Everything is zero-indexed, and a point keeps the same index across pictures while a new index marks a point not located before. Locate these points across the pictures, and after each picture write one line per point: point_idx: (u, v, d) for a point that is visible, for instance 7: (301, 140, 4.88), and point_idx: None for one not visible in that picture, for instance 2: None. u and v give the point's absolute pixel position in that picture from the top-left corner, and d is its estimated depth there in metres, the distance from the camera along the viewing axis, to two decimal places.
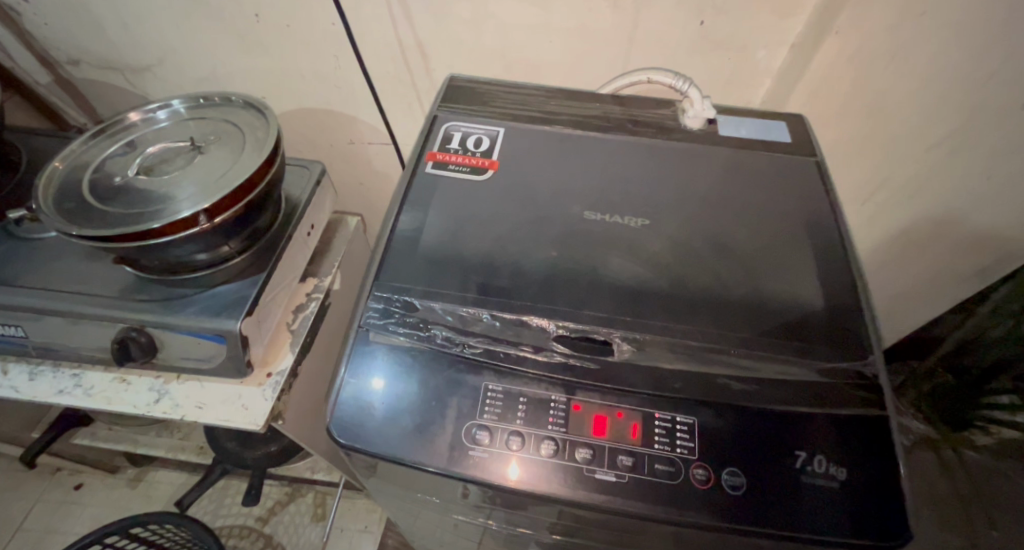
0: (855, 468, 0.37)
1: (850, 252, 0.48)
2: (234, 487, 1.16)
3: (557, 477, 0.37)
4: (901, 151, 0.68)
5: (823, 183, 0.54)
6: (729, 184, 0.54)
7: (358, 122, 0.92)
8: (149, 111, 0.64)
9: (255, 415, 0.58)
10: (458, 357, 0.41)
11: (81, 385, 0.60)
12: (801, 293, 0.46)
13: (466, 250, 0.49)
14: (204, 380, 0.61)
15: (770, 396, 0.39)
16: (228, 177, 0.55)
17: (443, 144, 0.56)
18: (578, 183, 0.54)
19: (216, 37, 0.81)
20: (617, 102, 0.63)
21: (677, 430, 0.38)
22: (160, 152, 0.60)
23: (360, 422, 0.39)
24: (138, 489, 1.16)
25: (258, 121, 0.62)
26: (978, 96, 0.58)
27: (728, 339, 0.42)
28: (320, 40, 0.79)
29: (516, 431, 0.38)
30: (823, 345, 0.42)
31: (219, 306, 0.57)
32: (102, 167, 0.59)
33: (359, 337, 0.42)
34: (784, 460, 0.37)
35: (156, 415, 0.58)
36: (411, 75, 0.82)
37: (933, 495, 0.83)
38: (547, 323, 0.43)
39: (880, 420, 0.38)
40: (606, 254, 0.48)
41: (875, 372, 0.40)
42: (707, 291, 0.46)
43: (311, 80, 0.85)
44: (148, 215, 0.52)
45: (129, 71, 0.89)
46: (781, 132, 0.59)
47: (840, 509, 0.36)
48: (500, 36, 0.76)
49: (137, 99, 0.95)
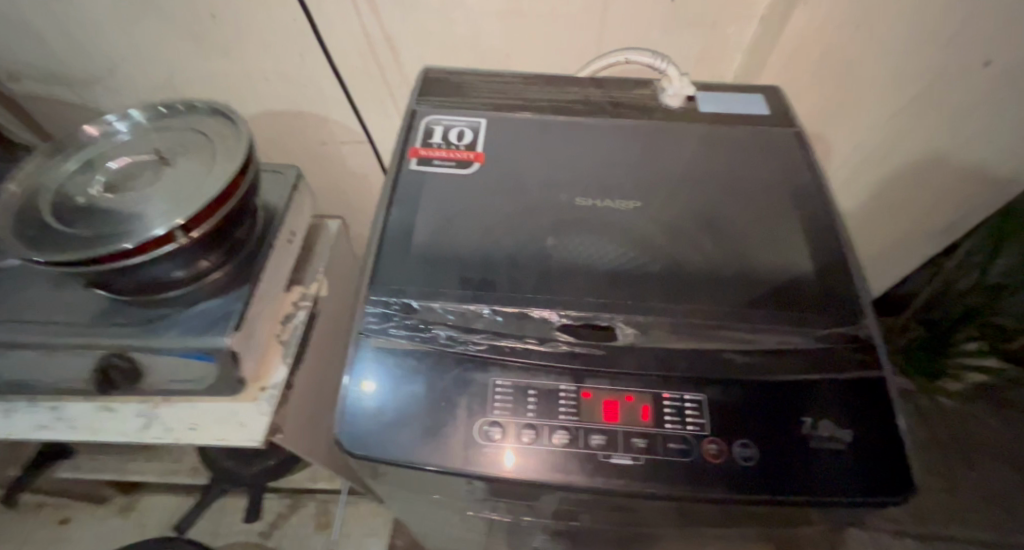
0: (860, 431, 0.38)
1: (836, 218, 0.49)
2: (232, 505, 1.13)
3: (573, 465, 0.37)
4: (870, 115, 0.70)
5: (805, 154, 0.55)
6: (713, 161, 0.55)
7: (329, 122, 0.89)
8: (106, 125, 0.61)
9: (253, 431, 0.57)
10: (462, 356, 0.40)
11: (61, 418, 0.57)
12: (792, 262, 0.47)
13: (460, 246, 0.48)
14: (195, 401, 0.59)
15: (772, 366, 0.40)
16: (200, 189, 0.52)
17: (424, 140, 0.55)
18: (567, 169, 0.54)
19: (170, 41, 0.77)
20: (595, 85, 0.62)
21: (686, 408, 0.38)
22: (124, 168, 0.57)
23: (369, 431, 0.38)
24: (131, 518, 1.12)
25: (226, 128, 0.59)
26: (944, 56, 0.60)
27: (728, 314, 0.42)
28: (283, 39, 0.76)
29: (529, 424, 0.38)
30: (819, 311, 0.43)
31: (203, 324, 0.55)
32: (61, 188, 0.56)
33: (359, 344, 0.41)
34: (792, 427, 0.38)
35: (147, 441, 0.56)
36: (381, 70, 0.80)
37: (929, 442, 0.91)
38: (549, 313, 0.42)
39: (878, 380, 0.39)
40: (601, 239, 0.48)
41: (869, 333, 0.41)
42: (703, 269, 0.46)
43: (277, 82, 0.82)
44: (119, 234, 0.50)
45: (76, 83, 0.83)
46: (759, 105, 0.60)
47: (848, 471, 0.37)
48: (471, 25, 0.74)
49: (88, 113, 0.89)
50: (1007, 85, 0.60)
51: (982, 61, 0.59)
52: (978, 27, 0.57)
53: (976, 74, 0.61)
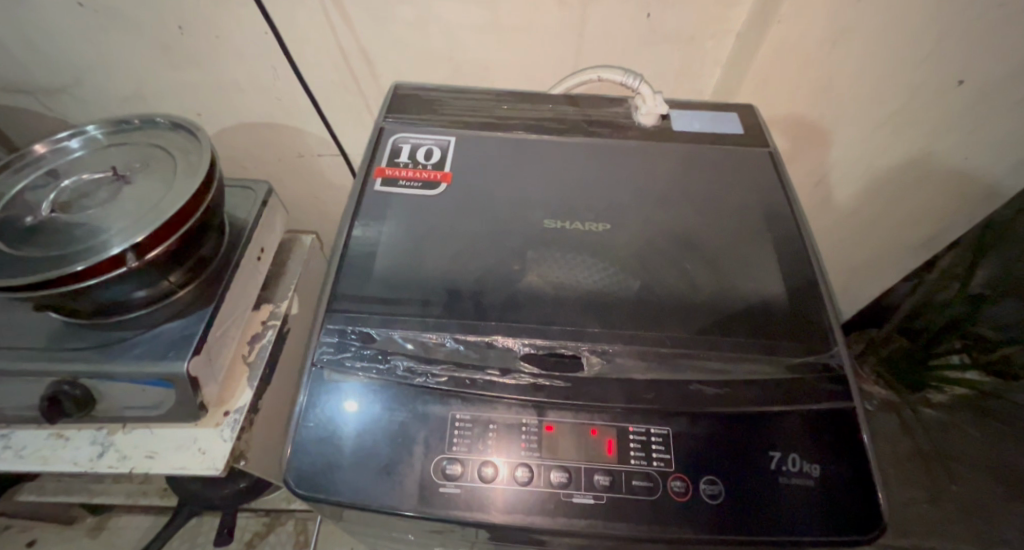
0: (830, 466, 0.36)
1: (810, 241, 0.48)
2: (206, 524, 1.09)
3: (534, 504, 0.35)
4: (850, 130, 0.70)
5: (779, 174, 0.54)
6: (686, 181, 0.54)
7: (305, 133, 0.87)
8: (58, 141, 0.59)
9: (214, 459, 0.55)
10: (422, 388, 0.39)
11: (11, 446, 0.55)
12: (765, 286, 0.46)
13: (425, 270, 0.47)
14: (154, 426, 0.57)
15: (743, 398, 0.38)
16: (160, 206, 0.50)
17: (391, 158, 0.54)
18: (536, 190, 0.53)
19: (139, 52, 0.75)
20: (570, 102, 0.61)
21: (651, 443, 0.37)
22: (79, 185, 0.55)
23: (321, 470, 0.36)
24: (100, 539, 1.06)
25: (188, 144, 0.57)
26: (920, 75, 0.62)
27: (699, 342, 0.41)
28: (255, 51, 0.74)
29: (488, 460, 0.36)
30: (791, 339, 0.42)
31: (162, 347, 0.53)
32: (11, 207, 0.53)
33: (313, 376, 0.39)
34: (759, 462, 0.36)
35: (101, 470, 0.54)
36: (357, 83, 0.79)
37: (897, 454, 0.93)
38: (513, 342, 0.41)
39: (849, 412, 0.38)
40: (571, 261, 0.47)
41: (841, 362, 0.40)
42: (674, 294, 0.45)
43: (251, 95, 0.81)
44: (68, 255, 0.47)
45: (42, 93, 0.81)
46: (733, 123, 0.59)
47: (818, 509, 0.35)
48: (447, 39, 0.73)
49: (54, 124, 0.87)
50: (980, 102, 0.61)
51: (956, 78, 0.61)
52: (959, 43, 0.58)
53: (950, 91, 0.62)
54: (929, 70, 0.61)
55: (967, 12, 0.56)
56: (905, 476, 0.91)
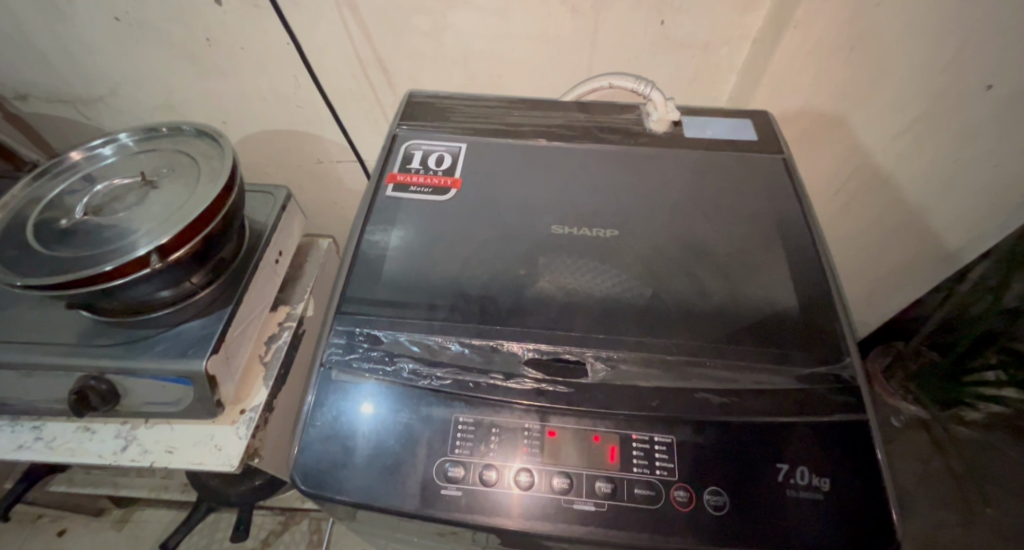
0: (839, 480, 0.35)
1: (822, 248, 0.47)
2: (224, 521, 1.11)
3: (536, 510, 0.35)
4: (871, 137, 0.68)
5: (792, 180, 0.53)
6: (696, 187, 0.53)
7: (323, 140, 0.90)
8: (92, 148, 0.62)
9: (229, 455, 0.56)
10: (427, 391, 0.39)
11: (42, 438, 0.58)
12: (775, 294, 0.45)
13: (433, 274, 0.47)
14: (174, 422, 0.58)
15: (750, 407, 0.38)
16: (182, 210, 0.53)
17: (403, 164, 0.55)
18: (545, 196, 0.53)
19: (169, 63, 0.78)
20: (581, 109, 0.62)
21: (655, 451, 0.37)
22: (110, 190, 0.57)
23: (327, 468, 0.37)
24: (126, 531, 1.10)
25: (211, 150, 0.60)
26: (941, 82, 0.60)
27: (706, 350, 0.41)
28: (276, 61, 0.77)
29: (490, 463, 0.37)
30: (800, 350, 0.41)
31: (182, 345, 0.55)
32: (48, 210, 0.56)
33: (321, 377, 0.40)
34: (767, 473, 0.36)
35: (123, 463, 0.56)
36: (373, 91, 0.81)
37: (927, 473, 0.92)
38: (517, 346, 0.41)
39: (862, 426, 0.37)
40: (578, 266, 0.47)
41: (853, 375, 0.39)
42: (681, 301, 0.45)
43: (273, 103, 0.84)
44: (97, 257, 0.50)
45: (81, 103, 0.85)
46: (746, 129, 0.59)
47: (828, 524, 0.34)
48: (461, 46, 0.74)
49: (91, 132, 0.91)
50: (1010, 107, 0.59)
51: (984, 83, 0.59)
52: (978, 49, 0.57)
53: (977, 96, 0.60)
54: (950, 76, 0.59)
55: (995, 15, 0.54)
56: (935, 495, 0.89)
